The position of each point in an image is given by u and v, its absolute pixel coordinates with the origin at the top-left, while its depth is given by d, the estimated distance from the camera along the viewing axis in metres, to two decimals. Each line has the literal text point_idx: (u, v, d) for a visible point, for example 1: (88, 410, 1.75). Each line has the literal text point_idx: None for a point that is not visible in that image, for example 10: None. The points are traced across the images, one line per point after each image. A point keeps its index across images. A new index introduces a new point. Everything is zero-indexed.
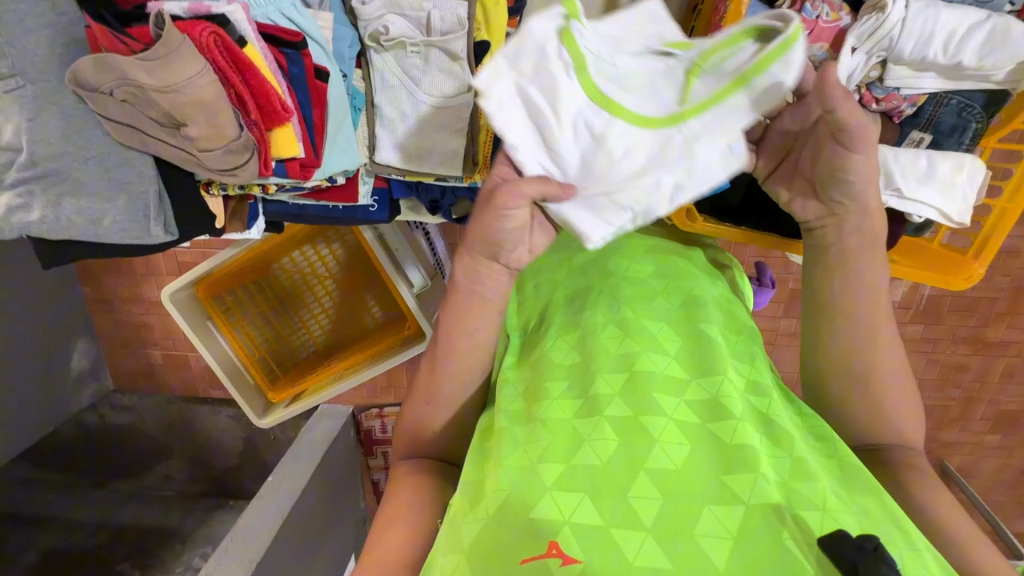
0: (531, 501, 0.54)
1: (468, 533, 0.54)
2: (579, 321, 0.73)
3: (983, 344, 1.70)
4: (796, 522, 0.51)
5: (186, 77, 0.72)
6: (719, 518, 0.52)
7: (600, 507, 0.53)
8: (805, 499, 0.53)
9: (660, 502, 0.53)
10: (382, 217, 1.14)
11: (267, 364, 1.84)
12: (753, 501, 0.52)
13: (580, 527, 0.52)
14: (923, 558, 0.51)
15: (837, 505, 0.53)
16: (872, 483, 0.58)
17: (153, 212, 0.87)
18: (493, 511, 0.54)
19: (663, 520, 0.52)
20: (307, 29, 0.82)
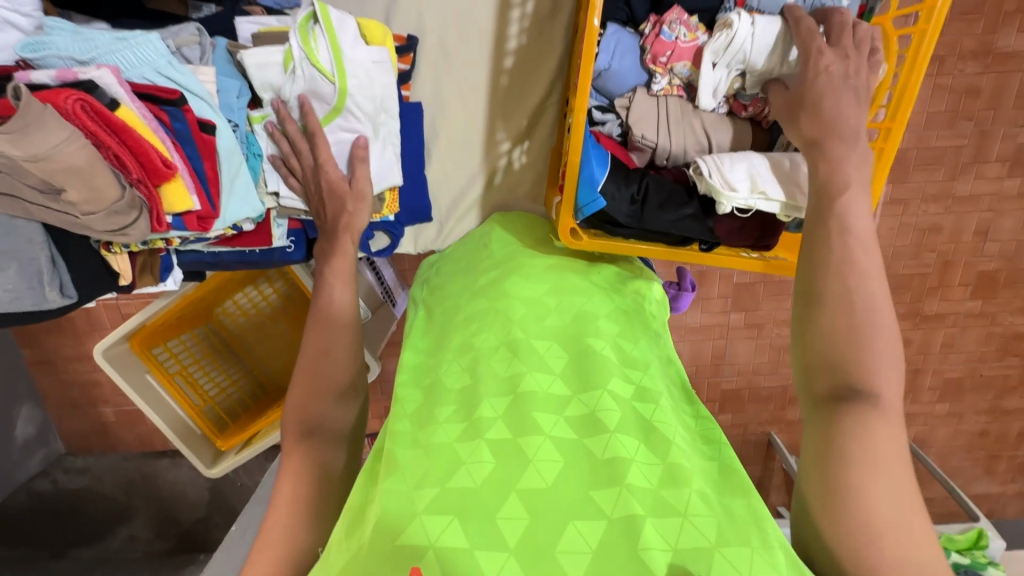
0: (398, 530, 0.54)
1: (338, 561, 0.56)
2: (473, 345, 0.76)
3: (921, 317, 1.79)
4: (655, 534, 0.53)
5: (50, 145, 0.70)
6: (582, 534, 0.53)
7: (467, 530, 0.54)
8: (667, 509, 0.55)
9: (526, 521, 0.54)
10: (300, 256, 1.15)
11: (216, 416, 1.80)
12: (616, 514, 0.54)
13: (443, 551, 0.52)
14: (775, 553, 0.53)
15: (699, 510, 0.55)
16: (744, 485, 0.61)
17: (46, 276, 0.86)
18: (368, 538, 0.55)
19: (525, 540, 0.53)
20: (186, 85, 0.83)
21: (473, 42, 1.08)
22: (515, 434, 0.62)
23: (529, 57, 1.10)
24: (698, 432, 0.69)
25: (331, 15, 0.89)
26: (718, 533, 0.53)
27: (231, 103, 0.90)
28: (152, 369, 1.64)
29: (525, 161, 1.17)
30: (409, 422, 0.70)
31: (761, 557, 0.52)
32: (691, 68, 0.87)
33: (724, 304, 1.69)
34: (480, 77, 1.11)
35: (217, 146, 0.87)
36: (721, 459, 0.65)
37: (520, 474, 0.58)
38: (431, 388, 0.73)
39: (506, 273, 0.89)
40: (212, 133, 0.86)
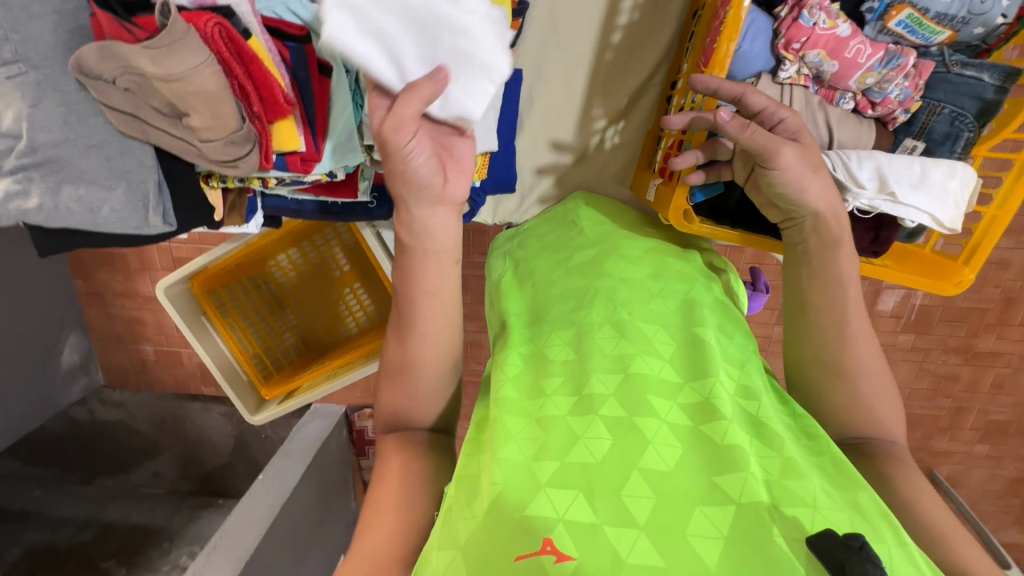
0: (525, 501, 0.54)
1: (463, 530, 0.56)
2: (576, 319, 0.76)
3: (974, 353, 1.73)
4: (787, 521, 0.52)
5: (191, 67, 0.71)
6: (711, 519, 0.52)
7: (594, 505, 0.54)
8: (795, 498, 0.54)
9: (653, 499, 0.54)
10: (381, 214, 1.17)
11: (263, 364, 1.83)
12: (743, 500, 0.53)
13: (574, 524, 0.52)
14: (912, 553, 0.52)
15: (826, 503, 0.54)
16: (857, 478, 0.60)
17: (152, 203, 0.88)
18: (488, 510, 0.55)
19: (655, 518, 0.52)
20: (312, 23, 0.83)
21: (585, 12, 1.05)
22: (630, 413, 0.62)
23: (639, 34, 1.07)
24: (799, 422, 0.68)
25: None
26: (851, 528, 0.52)
27: None
28: (208, 312, 1.67)
29: (617, 141, 1.15)
30: (521, 392, 0.69)
31: (902, 556, 0.51)
32: (825, 58, 0.83)
33: (771, 315, 1.65)
34: (586, 48, 1.08)
35: (331, 89, 0.87)
36: (828, 450, 0.63)
37: (639, 451, 0.58)
38: (533, 357, 0.73)
39: (604, 252, 0.87)
40: (328, 75, 0.85)
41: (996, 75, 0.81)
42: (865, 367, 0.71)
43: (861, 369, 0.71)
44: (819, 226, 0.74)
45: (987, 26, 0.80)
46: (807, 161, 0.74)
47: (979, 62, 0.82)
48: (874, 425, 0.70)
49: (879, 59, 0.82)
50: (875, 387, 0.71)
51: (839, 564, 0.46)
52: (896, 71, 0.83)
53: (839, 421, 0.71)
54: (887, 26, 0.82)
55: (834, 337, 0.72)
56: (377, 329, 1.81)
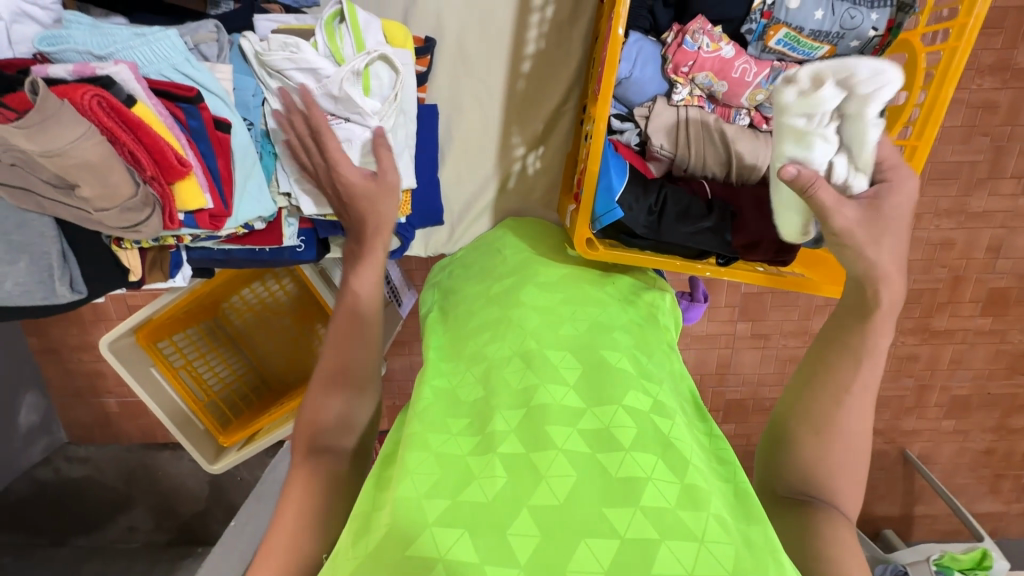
0: (409, 539, 0.55)
1: (347, 566, 0.56)
2: (486, 353, 0.76)
3: (930, 333, 1.77)
4: (668, 557, 0.52)
5: (69, 140, 0.69)
6: (596, 554, 0.52)
7: (477, 544, 0.54)
8: (683, 532, 0.54)
9: (538, 538, 0.54)
10: (309, 256, 1.15)
11: (220, 412, 1.79)
12: (629, 535, 0.54)
13: (454, 564, 0.52)
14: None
15: (715, 536, 0.54)
16: (758, 509, 0.61)
17: (58, 272, 0.86)
18: (375, 549, 0.55)
19: (538, 559, 0.53)
20: (202, 82, 0.82)
21: (493, 45, 1.08)
22: (528, 449, 0.62)
23: (547, 62, 1.09)
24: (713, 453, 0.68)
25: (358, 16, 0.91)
26: (736, 562, 0.53)
27: (247, 101, 0.90)
28: (157, 363, 1.63)
29: (539, 166, 1.16)
30: (427, 422, 0.69)
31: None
32: (713, 79, 0.86)
33: (731, 313, 1.67)
34: (497, 78, 1.10)
35: (231, 144, 0.87)
36: (736, 482, 0.64)
37: (532, 487, 0.58)
38: (444, 393, 0.73)
39: (520, 282, 0.88)
40: (226, 131, 0.85)
41: None
42: (849, 437, 0.67)
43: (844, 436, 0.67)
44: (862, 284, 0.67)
45: (862, 39, 0.83)
46: (868, 224, 0.67)
47: None
48: (825, 488, 0.66)
49: (765, 75, 0.86)
50: (846, 456, 0.67)
51: None
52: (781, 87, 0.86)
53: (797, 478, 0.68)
54: (768, 44, 0.85)
55: (835, 392, 0.68)
56: None
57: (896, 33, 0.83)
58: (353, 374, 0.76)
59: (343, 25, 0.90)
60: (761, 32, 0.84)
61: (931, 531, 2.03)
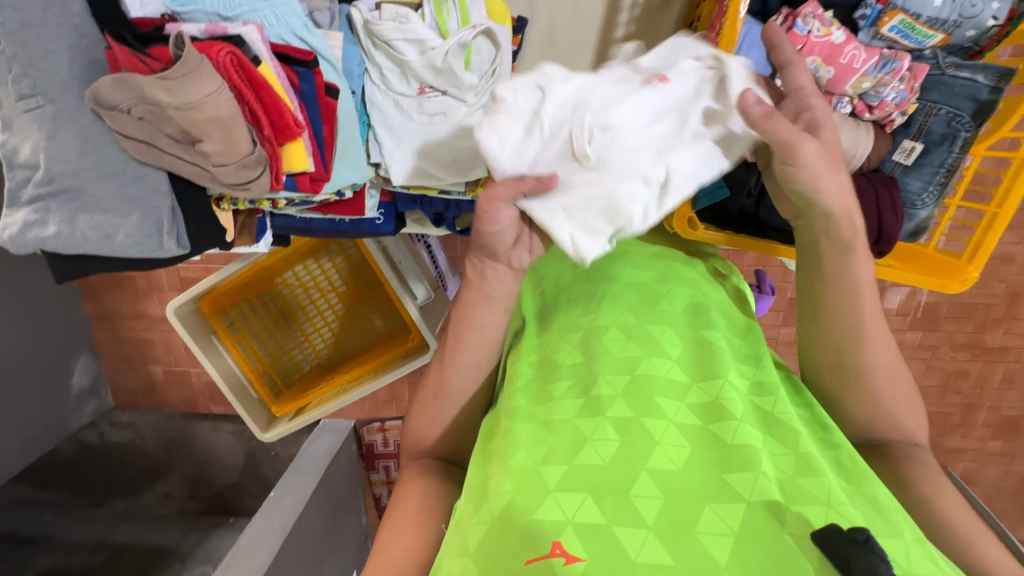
0: (535, 504, 0.56)
1: (473, 535, 0.58)
2: (583, 322, 0.77)
3: (983, 349, 1.72)
4: (796, 520, 0.53)
5: (205, 94, 0.74)
6: (722, 518, 0.53)
7: (601, 507, 0.55)
8: (807, 496, 0.55)
9: (662, 500, 0.55)
10: (387, 229, 1.16)
11: (272, 381, 1.85)
12: (754, 499, 0.54)
13: (581, 526, 0.54)
14: (928, 551, 0.52)
15: (840, 500, 0.55)
16: (871, 476, 0.60)
17: (166, 226, 0.89)
18: (500, 514, 0.57)
19: (664, 519, 0.54)
20: (319, 48, 0.85)
21: (583, 29, 1.08)
22: (638, 414, 0.63)
23: (635, 47, 1.09)
24: (809, 417, 0.68)
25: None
26: (866, 523, 0.53)
27: (353, 69, 0.93)
28: (217, 331, 1.69)
29: None
30: (528, 398, 0.71)
31: (918, 552, 0.52)
32: (820, 64, 0.84)
33: (777, 317, 1.65)
34: (585, 61, 1.11)
35: (338, 111, 0.89)
36: (835, 445, 0.63)
37: (648, 451, 0.59)
38: (542, 365, 0.74)
39: (610, 257, 0.87)
40: (335, 96, 0.87)
41: (990, 75, 0.82)
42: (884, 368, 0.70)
43: (880, 376, 0.70)
44: (831, 226, 0.70)
45: (979, 29, 0.82)
46: (826, 160, 0.67)
47: (973, 63, 0.83)
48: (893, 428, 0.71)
49: (873, 63, 0.84)
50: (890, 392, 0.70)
51: (848, 556, 0.47)
52: (888, 76, 0.84)
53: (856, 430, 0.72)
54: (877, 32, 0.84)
55: (851, 338, 0.70)
56: (385, 343, 1.82)
57: (1017, 22, 0.81)
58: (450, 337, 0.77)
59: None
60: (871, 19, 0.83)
61: None
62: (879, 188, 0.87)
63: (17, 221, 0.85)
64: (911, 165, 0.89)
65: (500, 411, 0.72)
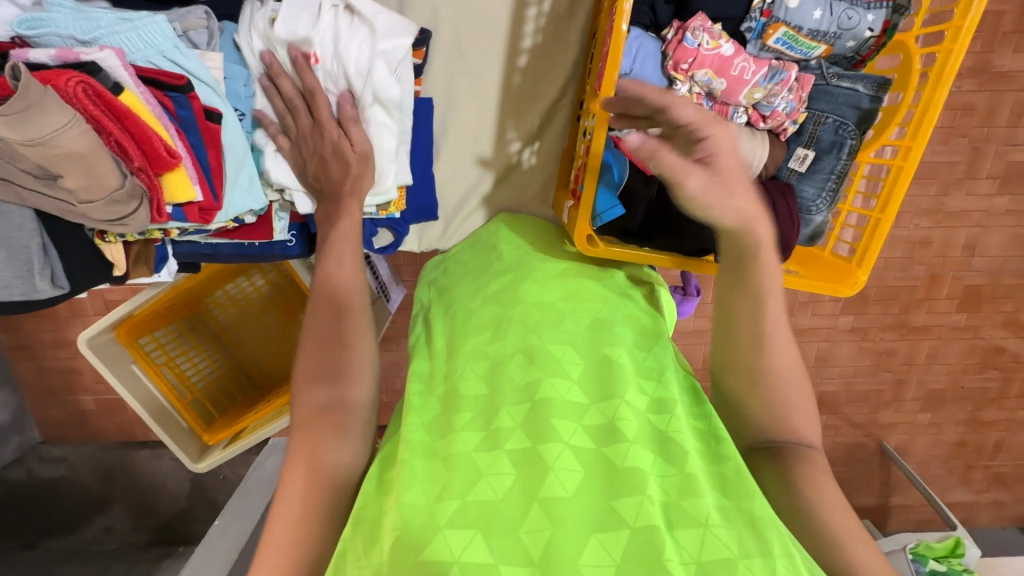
0: (421, 544, 0.54)
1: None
2: (489, 350, 0.76)
3: (908, 329, 1.81)
4: (676, 545, 0.53)
5: (53, 129, 0.67)
6: (606, 547, 0.53)
7: (489, 544, 0.54)
8: (688, 518, 0.56)
9: (549, 532, 0.54)
10: (298, 252, 1.11)
11: (204, 409, 1.75)
12: (637, 523, 0.54)
13: (468, 565, 0.52)
14: (797, 563, 0.53)
15: (719, 521, 0.56)
16: (754, 488, 0.61)
17: (38, 265, 0.83)
18: (385, 558, 0.55)
19: (551, 553, 0.53)
20: (193, 70, 0.80)
21: (490, 40, 1.06)
22: (534, 443, 0.62)
23: (544, 58, 1.08)
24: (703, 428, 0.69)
25: (366, 13, 0.88)
26: (740, 545, 0.54)
27: (238, 91, 0.89)
28: (139, 359, 1.57)
29: (534, 161, 1.16)
30: (429, 432, 0.69)
31: (785, 567, 0.53)
32: (712, 76, 0.85)
33: None
34: (494, 72, 1.08)
35: (223, 136, 0.84)
36: (730, 460, 0.64)
37: (540, 482, 0.58)
38: (446, 395, 0.73)
39: (518, 278, 0.87)
40: (217, 122, 0.83)
41: (869, 85, 0.86)
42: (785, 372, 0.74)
43: (778, 377, 0.74)
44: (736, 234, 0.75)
45: (857, 40, 0.84)
46: (714, 190, 0.71)
47: (854, 73, 0.87)
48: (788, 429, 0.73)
49: (763, 75, 0.86)
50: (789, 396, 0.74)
51: None
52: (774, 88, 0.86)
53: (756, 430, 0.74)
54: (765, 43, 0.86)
55: (752, 345, 0.74)
56: None
57: (891, 34, 0.84)
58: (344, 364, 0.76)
59: (357, 26, 0.88)
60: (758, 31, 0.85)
61: (905, 521, 2.08)
62: (776, 196, 0.89)
63: None
64: (805, 172, 0.92)
65: (398, 439, 0.71)
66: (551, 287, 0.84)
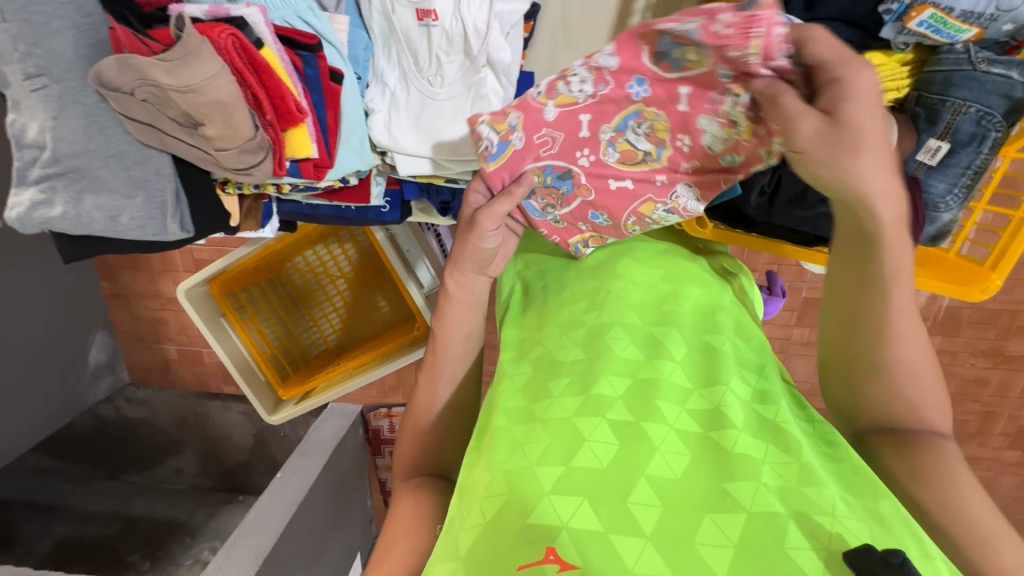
0: (528, 508, 0.54)
1: (467, 536, 0.56)
2: (585, 320, 0.75)
3: (1005, 357, 1.66)
4: (803, 528, 0.50)
5: (203, 77, 0.73)
6: (721, 527, 0.51)
7: (598, 514, 0.53)
8: (814, 506, 0.52)
9: (659, 509, 0.53)
10: (393, 218, 1.14)
11: (280, 364, 1.86)
12: (753, 508, 0.52)
13: (576, 532, 0.52)
14: (937, 564, 0.51)
15: (845, 512, 0.52)
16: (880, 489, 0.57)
17: (170, 208, 0.90)
18: (493, 512, 0.56)
19: (663, 528, 0.52)
20: (323, 32, 0.85)
21: (595, 17, 1.05)
22: (637, 419, 0.61)
23: None
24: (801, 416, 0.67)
25: None
26: (871, 538, 0.50)
27: (358, 55, 0.92)
28: (226, 313, 1.69)
29: None
30: (525, 397, 0.69)
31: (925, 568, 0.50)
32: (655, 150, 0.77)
33: (791, 316, 1.59)
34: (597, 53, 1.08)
35: (342, 98, 0.88)
36: (849, 459, 0.61)
37: (646, 458, 0.57)
38: (543, 361, 0.72)
39: (616, 254, 0.86)
40: (339, 82, 0.86)
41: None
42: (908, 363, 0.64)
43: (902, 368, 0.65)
44: None
45: (1016, 23, 0.78)
46: None
47: (1007, 58, 0.78)
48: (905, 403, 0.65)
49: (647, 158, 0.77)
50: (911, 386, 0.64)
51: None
52: (589, 183, 0.82)
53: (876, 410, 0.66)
54: (628, 131, 0.76)
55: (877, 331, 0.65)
56: (391, 330, 1.83)
57: None
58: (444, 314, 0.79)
59: None
60: (681, 61, 0.67)
61: None
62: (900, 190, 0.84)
63: (24, 201, 0.86)
64: (935, 166, 0.85)
65: (493, 407, 0.71)
66: (652, 265, 0.83)
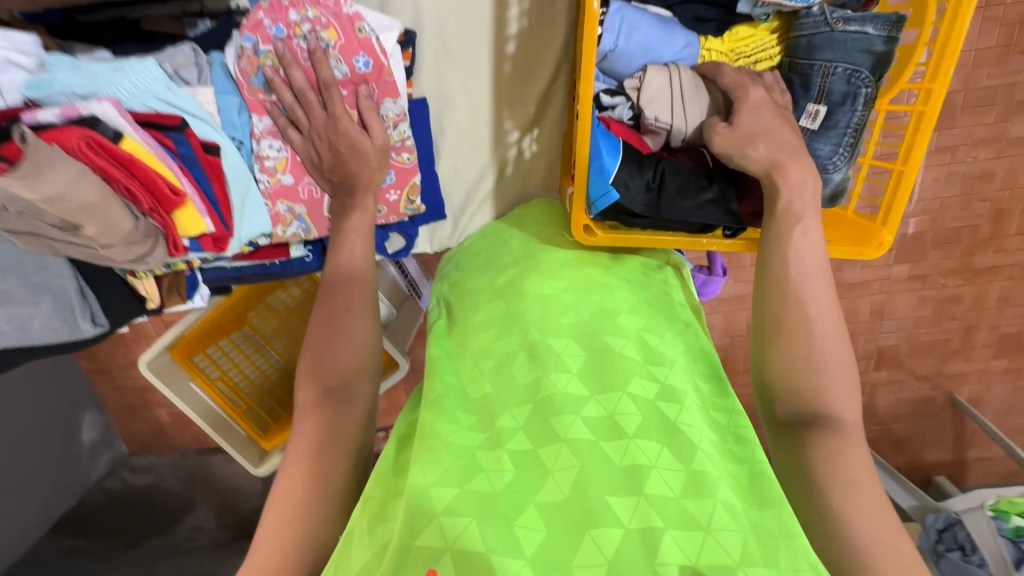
0: (418, 527, 0.55)
1: (360, 558, 0.57)
2: (493, 349, 0.76)
3: (972, 272, 1.65)
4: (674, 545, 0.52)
5: (63, 184, 0.72)
6: (600, 545, 0.53)
7: (483, 532, 0.54)
8: (690, 522, 0.54)
9: (543, 532, 0.55)
10: (318, 266, 1.12)
11: (259, 418, 1.82)
12: (633, 525, 0.54)
13: (461, 553, 0.53)
14: (805, 573, 0.51)
15: (722, 523, 0.54)
16: (775, 495, 0.58)
17: (79, 308, 0.91)
18: (395, 527, 0.56)
19: (541, 551, 0.54)
20: (187, 109, 0.85)
21: (473, 32, 1.04)
22: (535, 446, 0.62)
23: (532, 39, 1.05)
24: (712, 395, 0.71)
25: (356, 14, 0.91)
26: (743, 549, 0.52)
27: (233, 120, 0.91)
28: (193, 375, 1.68)
29: (535, 148, 1.13)
30: (442, 413, 0.70)
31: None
32: None
33: (756, 271, 1.55)
34: (483, 62, 1.06)
35: (224, 167, 0.89)
36: (751, 461, 0.62)
37: (539, 484, 0.59)
38: (456, 393, 0.73)
39: (522, 272, 0.87)
40: (216, 154, 0.87)
41: (881, 25, 0.78)
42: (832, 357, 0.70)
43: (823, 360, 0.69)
44: None
45: None
46: None
47: (862, 15, 0.79)
48: (820, 398, 0.68)
49: None
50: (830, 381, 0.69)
51: None
52: None
53: (787, 398, 0.69)
54: None
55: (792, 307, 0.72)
56: None
57: None
58: (367, 360, 0.78)
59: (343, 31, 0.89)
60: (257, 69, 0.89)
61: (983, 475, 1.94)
62: None
63: None
64: (818, 129, 0.84)
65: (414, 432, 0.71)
66: (558, 273, 0.84)
